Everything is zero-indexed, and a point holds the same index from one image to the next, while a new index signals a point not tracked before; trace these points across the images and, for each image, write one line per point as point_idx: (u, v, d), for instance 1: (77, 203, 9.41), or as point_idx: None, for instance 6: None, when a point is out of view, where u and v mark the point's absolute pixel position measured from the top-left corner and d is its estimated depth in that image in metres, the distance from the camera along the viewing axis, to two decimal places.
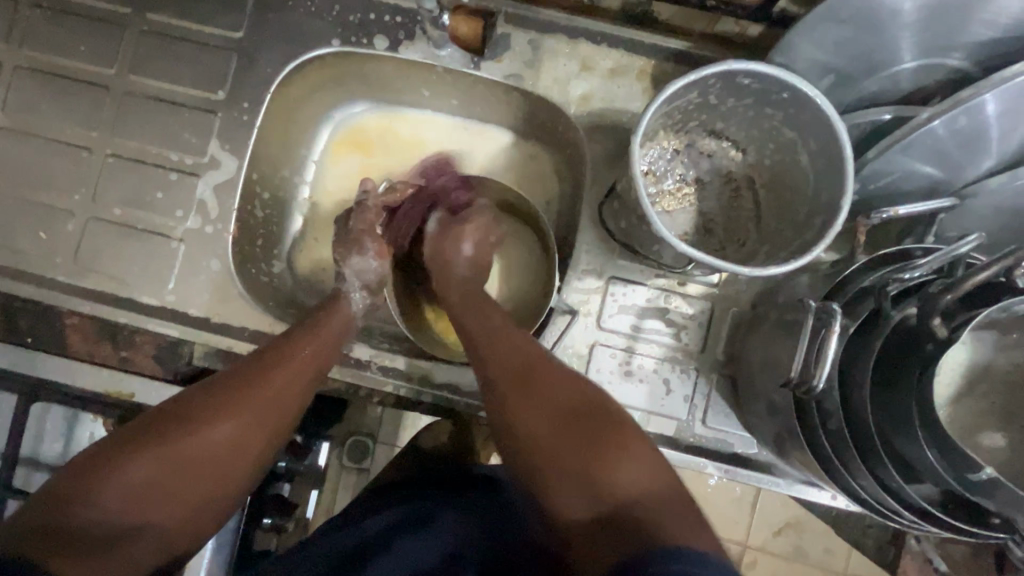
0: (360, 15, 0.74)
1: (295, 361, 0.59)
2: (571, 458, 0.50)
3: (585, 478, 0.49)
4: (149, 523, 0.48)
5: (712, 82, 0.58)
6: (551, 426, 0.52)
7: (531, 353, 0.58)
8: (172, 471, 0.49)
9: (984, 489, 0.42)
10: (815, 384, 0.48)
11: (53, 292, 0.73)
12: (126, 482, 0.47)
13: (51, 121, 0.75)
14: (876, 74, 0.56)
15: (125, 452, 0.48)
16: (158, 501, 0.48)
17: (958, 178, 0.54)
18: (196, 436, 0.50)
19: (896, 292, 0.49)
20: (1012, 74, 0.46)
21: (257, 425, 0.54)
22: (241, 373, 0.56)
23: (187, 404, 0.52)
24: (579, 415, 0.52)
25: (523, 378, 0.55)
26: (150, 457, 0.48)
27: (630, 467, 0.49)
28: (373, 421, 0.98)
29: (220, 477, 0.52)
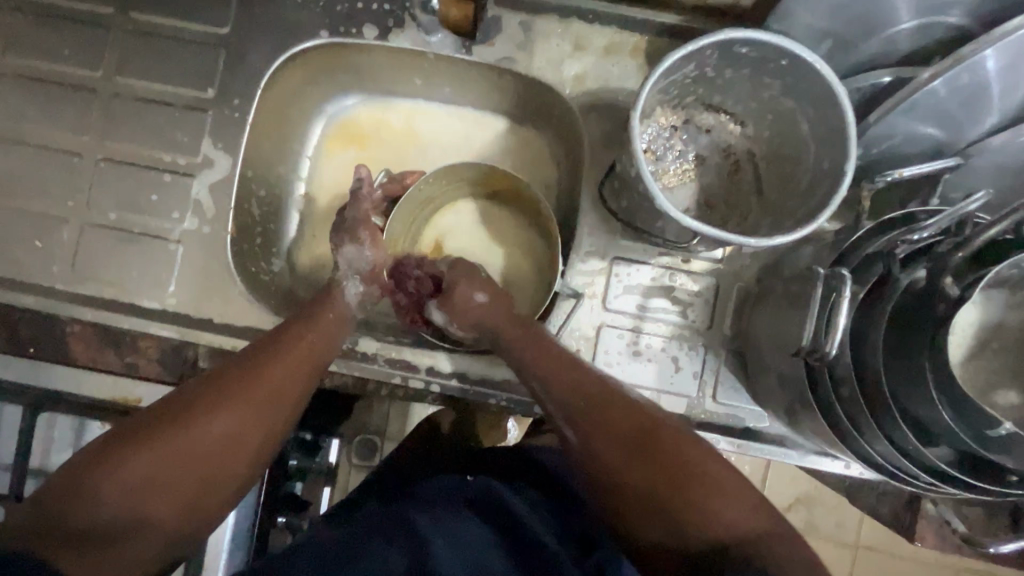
0: (347, 4, 0.72)
1: (289, 354, 0.58)
2: (666, 494, 0.47)
3: (684, 528, 0.46)
4: (149, 521, 0.45)
5: (709, 54, 0.57)
6: (638, 466, 0.48)
7: (598, 386, 0.53)
8: (170, 469, 0.47)
9: (1002, 445, 0.42)
10: (827, 350, 0.48)
11: (52, 301, 0.72)
12: (125, 476, 0.45)
13: (40, 127, 0.74)
14: (874, 37, 0.55)
15: (118, 448, 0.46)
16: (155, 498, 0.46)
17: (960, 138, 0.54)
18: (192, 432, 0.49)
19: (905, 255, 0.48)
20: (1011, 29, 0.46)
21: (255, 418, 0.52)
22: (237, 370, 0.54)
23: (186, 398, 0.51)
24: (668, 452, 0.48)
25: (603, 416, 0.51)
26: (145, 454, 0.46)
27: (722, 505, 0.46)
28: (381, 416, 0.98)
29: (221, 473, 0.50)
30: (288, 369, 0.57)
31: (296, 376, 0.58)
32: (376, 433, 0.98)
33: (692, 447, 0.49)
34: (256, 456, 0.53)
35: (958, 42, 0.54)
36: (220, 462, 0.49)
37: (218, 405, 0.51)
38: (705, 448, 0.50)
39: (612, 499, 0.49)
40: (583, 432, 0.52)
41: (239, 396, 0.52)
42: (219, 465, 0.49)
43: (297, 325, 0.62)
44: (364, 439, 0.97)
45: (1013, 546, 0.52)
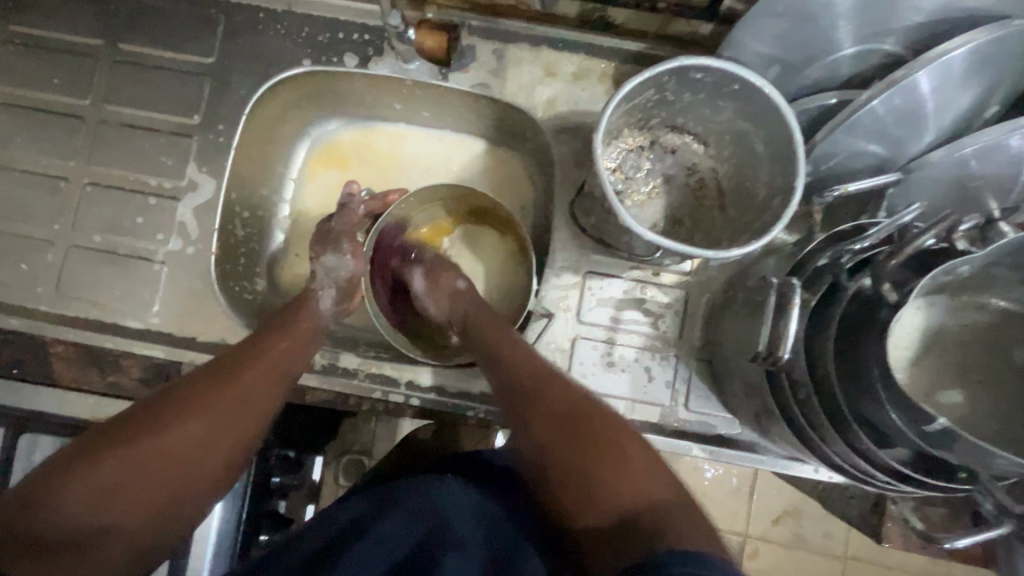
0: (328, 34, 0.76)
1: (260, 361, 0.59)
2: (583, 468, 0.52)
3: (590, 494, 0.51)
4: (110, 524, 0.47)
5: (666, 80, 0.61)
6: (561, 442, 0.54)
7: (536, 374, 0.59)
8: (136, 474, 0.49)
9: (945, 441, 0.44)
10: (780, 354, 0.50)
11: (36, 322, 0.74)
12: (90, 483, 0.47)
13: (26, 153, 0.76)
14: (818, 62, 0.59)
15: (88, 454, 0.48)
16: (120, 501, 0.48)
17: (901, 155, 0.58)
18: (161, 436, 0.50)
19: (851, 264, 0.51)
20: (939, 55, 0.50)
21: (227, 422, 0.54)
22: (207, 376, 0.56)
23: (158, 405, 0.52)
24: (592, 432, 0.53)
25: (540, 404, 0.56)
26: (115, 458, 0.48)
27: (633, 478, 0.50)
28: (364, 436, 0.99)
29: (190, 476, 0.51)
30: (261, 374, 0.58)
31: (269, 381, 0.59)
32: (362, 452, 0.99)
33: (614, 429, 0.54)
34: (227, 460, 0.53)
35: (895, 67, 0.58)
36: (187, 465, 0.51)
37: (188, 411, 0.53)
38: (624, 430, 0.54)
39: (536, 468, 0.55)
40: (524, 416, 0.57)
41: (207, 402, 0.54)
42: (186, 469, 0.51)
43: (273, 331, 0.64)
44: (350, 458, 0.98)
45: (966, 541, 0.53)
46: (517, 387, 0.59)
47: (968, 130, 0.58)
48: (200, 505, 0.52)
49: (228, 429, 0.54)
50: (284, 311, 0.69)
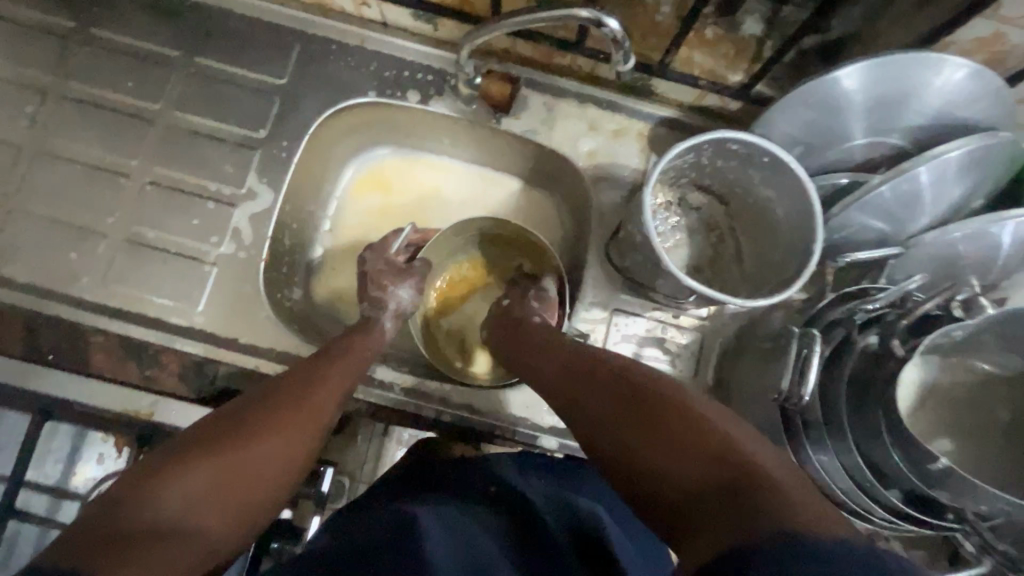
0: (395, 71, 0.83)
1: (325, 383, 0.64)
2: (656, 442, 0.49)
3: (694, 496, 0.45)
4: (200, 527, 0.49)
5: (705, 147, 0.69)
6: (661, 441, 0.49)
7: (635, 376, 0.55)
8: (227, 481, 0.52)
9: (941, 480, 0.51)
10: (801, 396, 0.57)
11: (77, 311, 0.75)
12: (185, 485, 0.49)
13: (91, 148, 0.79)
14: (834, 147, 0.69)
15: (180, 460, 0.50)
16: (212, 506, 0.50)
17: (901, 232, 0.67)
18: (245, 451, 0.54)
19: (862, 321, 0.59)
20: (939, 153, 0.59)
21: (297, 439, 0.59)
22: (279, 395, 0.60)
23: (236, 420, 0.56)
24: (698, 432, 0.47)
25: (625, 413, 0.52)
26: (208, 468, 0.51)
27: (717, 446, 0.46)
28: (356, 458, 0.93)
29: (263, 491, 0.55)
30: (328, 395, 0.64)
31: (330, 404, 0.64)
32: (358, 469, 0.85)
33: (666, 396, 0.51)
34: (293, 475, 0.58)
35: (898, 157, 0.68)
36: (264, 480, 0.55)
37: (269, 428, 0.57)
38: (678, 394, 0.52)
39: (632, 473, 0.50)
40: (579, 404, 0.57)
41: (284, 421, 0.58)
42: (264, 482, 0.55)
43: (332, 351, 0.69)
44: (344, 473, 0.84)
45: None
46: (558, 386, 0.61)
47: (956, 217, 0.68)
48: (263, 520, 0.56)
49: (297, 447, 0.59)
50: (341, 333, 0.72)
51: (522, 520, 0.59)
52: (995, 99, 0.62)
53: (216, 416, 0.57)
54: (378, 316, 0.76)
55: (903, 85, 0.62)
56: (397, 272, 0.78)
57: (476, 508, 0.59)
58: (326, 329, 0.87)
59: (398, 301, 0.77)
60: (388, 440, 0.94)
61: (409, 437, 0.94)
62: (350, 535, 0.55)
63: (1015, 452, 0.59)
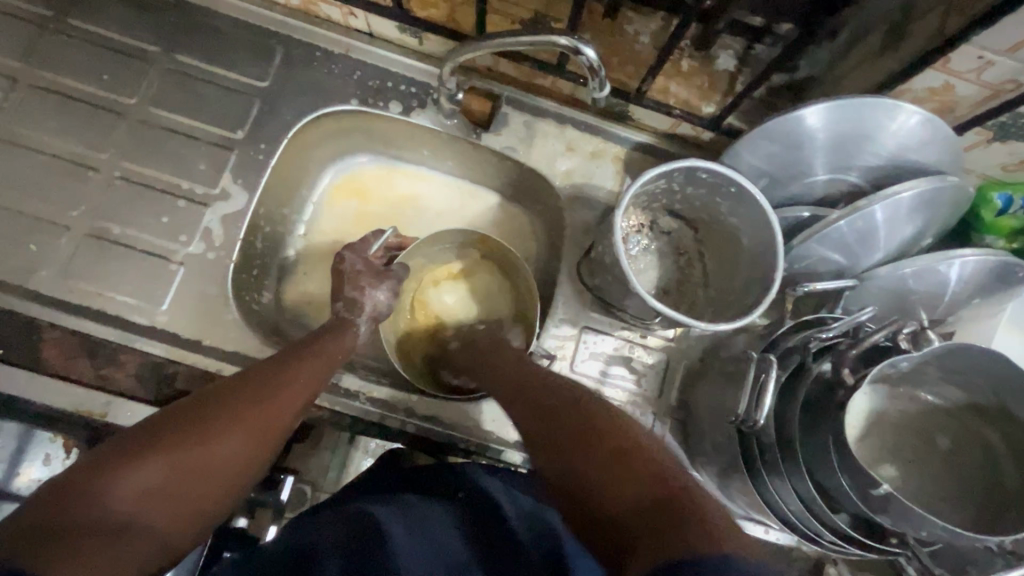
0: (378, 82, 0.84)
1: (294, 383, 0.64)
2: (605, 465, 0.51)
3: (629, 525, 0.47)
4: (148, 525, 0.49)
5: (677, 174, 0.71)
6: (610, 473, 0.50)
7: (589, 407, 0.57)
8: (182, 479, 0.52)
9: (883, 504, 0.53)
10: (757, 419, 0.59)
11: (32, 304, 0.73)
12: (138, 482, 0.49)
13: (59, 139, 0.78)
14: (797, 181, 0.72)
15: (135, 455, 0.50)
16: (163, 505, 0.51)
17: (857, 265, 0.70)
18: (202, 448, 0.54)
19: (817, 348, 0.61)
20: (893, 193, 0.63)
21: (260, 440, 0.59)
22: (245, 391, 0.60)
23: (199, 414, 0.56)
24: (642, 467, 0.50)
25: (582, 440, 0.54)
26: (159, 464, 0.51)
27: (655, 472, 0.49)
28: (319, 466, 0.92)
29: (220, 491, 0.55)
30: (295, 394, 0.64)
31: (298, 404, 0.64)
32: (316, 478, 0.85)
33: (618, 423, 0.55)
34: (252, 476, 0.59)
35: (856, 195, 0.71)
36: (220, 479, 0.55)
37: (231, 425, 0.57)
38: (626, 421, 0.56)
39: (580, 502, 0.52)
40: (533, 426, 0.59)
41: (244, 418, 0.58)
42: (223, 482, 0.55)
43: (304, 348, 0.68)
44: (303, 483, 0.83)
45: None
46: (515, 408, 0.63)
47: (907, 253, 0.72)
48: (218, 518, 0.57)
49: (260, 446, 0.59)
50: (310, 333, 0.72)
51: (488, 528, 0.59)
52: (946, 145, 0.65)
53: (180, 405, 0.57)
54: (347, 324, 0.75)
55: (861, 126, 0.65)
56: (375, 273, 0.78)
57: (445, 518, 0.60)
58: (293, 333, 0.86)
59: (373, 303, 0.77)
60: (355, 449, 0.94)
61: (375, 447, 0.94)
62: (314, 533, 0.57)
63: (955, 479, 0.62)
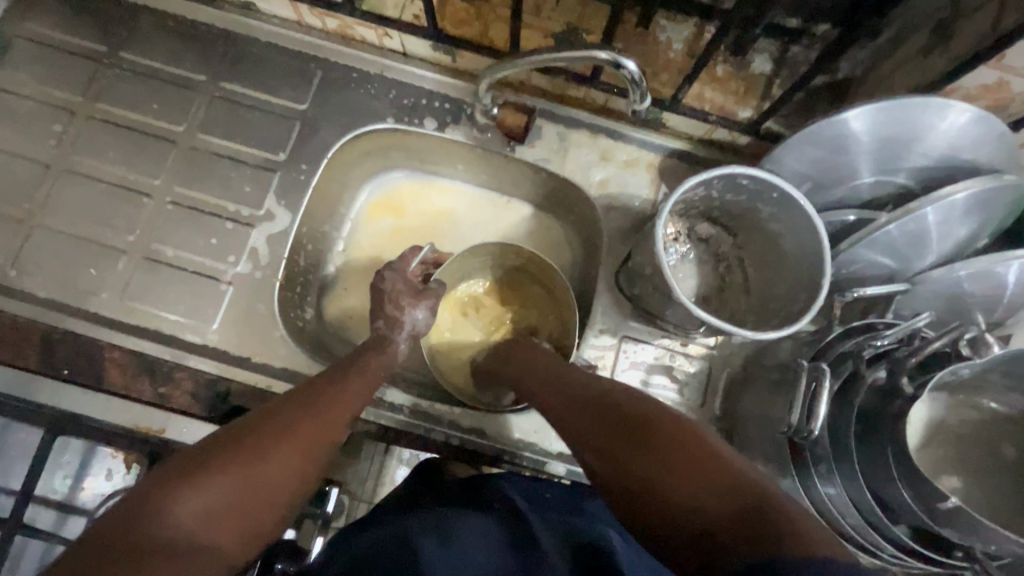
0: (414, 99, 0.85)
1: (339, 403, 0.66)
2: (643, 464, 0.51)
3: (708, 526, 0.45)
4: (216, 545, 0.49)
5: (716, 182, 0.71)
6: (669, 473, 0.49)
7: (644, 409, 0.55)
8: (241, 498, 0.52)
9: (949, 516, 0.51)
10: (810, 430, 0.58)
11: (94, 326, 0.76)
12: (203, 500, 0.50)
13: (115, 167, 0.81)
14: (842, 184, 0.70)
15: (194, 474, 0.51)
16: (225, 523, 0.51)
17: (908, 268, 0.69)
18: (257, 466, 0.55)
19: (870, 356, 0.59)
20: (946, 194, 0.61)
21: (308, 455, 0.59)
22: (294, 410, 0.61)
23: (251, 430, 0.57)
24: (721, 478, 0.47)
25: (637, 439, 0.53)
26: (222, 482, 0.52)
27: (699, 479, 0.48)
28: (357, 475, 0.94)
29: (272, 508, 0.55)
30: (338, 410, 0.65)
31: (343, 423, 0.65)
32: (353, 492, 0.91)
33: (662, 418, 0.54)
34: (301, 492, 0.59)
35: (905, 196, 0.69)
36: (274, 497, 0.55)
37: (281, 441, 0.58)
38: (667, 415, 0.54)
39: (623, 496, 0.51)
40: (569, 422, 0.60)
41: (297, 437, 0.59)
42: (276, 498, 0.56)
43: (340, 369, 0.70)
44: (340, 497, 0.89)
45: None
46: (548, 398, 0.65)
47: (961, 255, 0.69)
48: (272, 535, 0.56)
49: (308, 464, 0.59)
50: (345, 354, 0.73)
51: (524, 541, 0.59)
52: (999, 143, 0.63)
53: (232, 423, 0.58)
54: (391, 337, 0.77)
55: (910, 127, 0.63)
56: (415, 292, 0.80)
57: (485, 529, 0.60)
58: (336, 348, 0.88)
59: (412, 321, 0.79)
60: (389, 458, 0.96)
61: (410, 457, 0.96)
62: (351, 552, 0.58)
63: (1022, 490, 0.60)
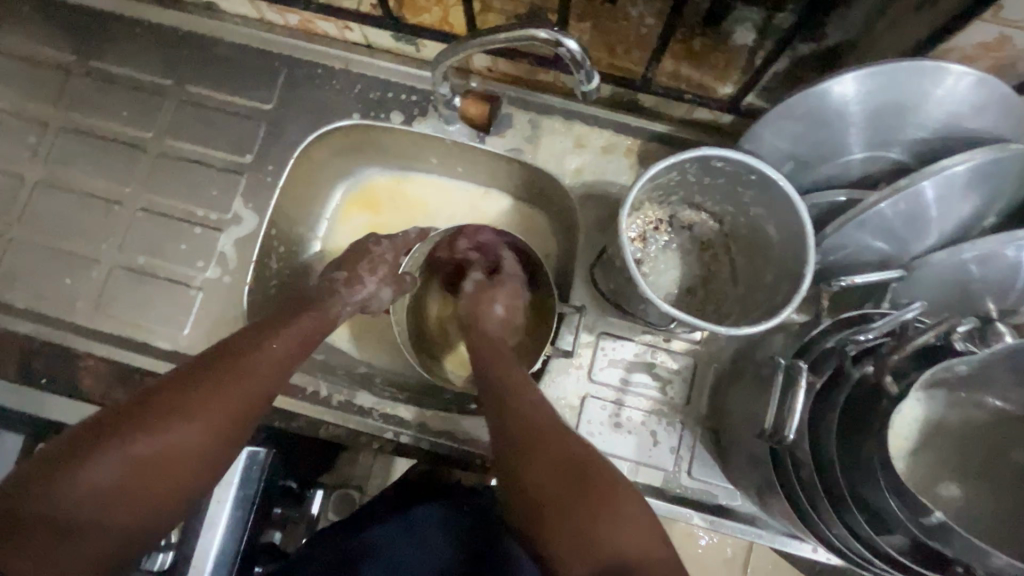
0: (379, 93, 0.83)
1: (259, 369, 0.58)
2: (574, 514, 0.50)
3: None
4: (110, 525, 0.46)
5: (690, 165, 0.65)
6: (587, 522, 0.50)
7: (582, 454, 0.54)
8: (145, 473, 0.48)
9: (938, 532, 0.46)
10: (786, 434, 0.53)
11: (69, 334, 0.77)
12: (95, 478, 0.46)
13: (86, 176, 0.82)
14: (831, 161, 0.64)
15: (89, 448, 0.47)
16: (124, 505, 0.47)
17: (905, 252, 0.62)
18: (169, 432, 0.50)
19: (855, 352, 0.54)
20: (942, 168, 0.54)
21: (230, 421, 0.54)
22: (209, 379, 0.54)
23: (173, 389, 0.52)
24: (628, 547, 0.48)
25: (565, 472, 0.53)
26: (117, 459, 0.47)
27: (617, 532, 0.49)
28: (364, 470, 0.96)
29: (189, 474, 0.51)
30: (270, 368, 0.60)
31: (266, 389, 0.58)
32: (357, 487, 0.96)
33: (612, 481, 0.52)
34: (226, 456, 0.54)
35: (900, 173, 0.63)
36: (193, 463, 0.51)
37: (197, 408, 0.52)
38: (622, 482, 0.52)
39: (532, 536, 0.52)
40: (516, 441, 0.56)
41: (207, 408, 0.52)
42: (195, 467, 0.51)
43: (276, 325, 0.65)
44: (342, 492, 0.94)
45: None
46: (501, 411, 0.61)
47: (967, 235, 0.63)
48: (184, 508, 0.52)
49: (230, 424, 0.54)
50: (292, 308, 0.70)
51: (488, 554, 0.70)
52: (1005, 107, 0.56)
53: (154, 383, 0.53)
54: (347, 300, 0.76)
55: (901, 94, 0.57)
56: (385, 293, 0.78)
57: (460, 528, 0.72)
58: None
59: None
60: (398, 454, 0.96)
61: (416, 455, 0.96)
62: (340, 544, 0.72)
63: None
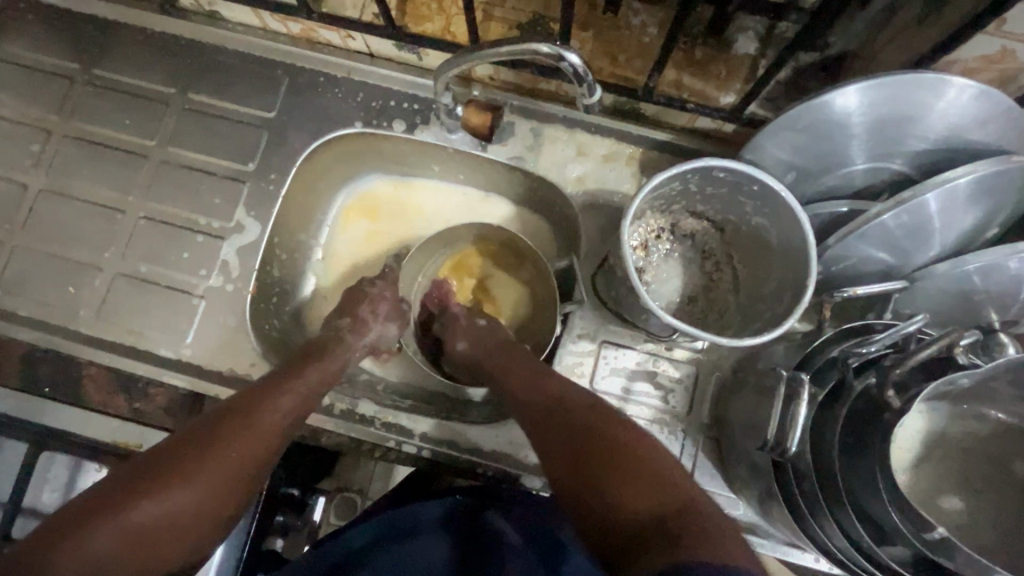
0: (381, 101, 0.83)
1: (263, 425, 0.59)
2: (597, 467, 0.51)
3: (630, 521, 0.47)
4: None
5: (692, 175, 0.66)
6: (613, 470, 0.50)
7: (602, 417, 0.56)
8: (135, 544, 0.48)
9: (939, 548, 0.46)
10: (788, 447, 0.53)
11: (72, 343, 0.78)
12: (88, 551, 0.46)
13: (89, 185, 0.82)
14: (833, 172, 0.64)
15: (77, 525, 0.47)
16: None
17: (908, 263, 0.62)
18: (160, 500, 0.50)
19: (858, 364, 0.54)
20: (945, 180, 0.54)
21: (224, 487, 0.54)
22: (210, 438, 0.55)
23: (168, 453, 0.53)
24: (657, 477, 0.49)
25: (580, 430, 0.55)
26: (108, 532, 0.47)
27: (641, 471, 0.50)
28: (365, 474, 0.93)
29: (176, 545, 0.51)
30: (273, 422, 0.60)
31: (268, 446, 0.58)
32: (358, 493, 0.92)
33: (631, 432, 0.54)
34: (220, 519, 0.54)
35: (902, 183, 0.63)
36: (181, 533, 0.51)
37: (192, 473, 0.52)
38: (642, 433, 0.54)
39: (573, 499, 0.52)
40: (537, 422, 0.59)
41: (203, 474, 0.52)
42: (184, 535, 0.51)
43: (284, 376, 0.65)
44: (344, 498, 0.91)
45: None
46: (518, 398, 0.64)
47: (969, 246, 0.63)
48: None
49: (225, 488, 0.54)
50: (304, 354, 0.71)
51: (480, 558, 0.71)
52: (1008, 120, 0.56)
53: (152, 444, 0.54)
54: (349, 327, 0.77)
55: (902, 107, 0.57)
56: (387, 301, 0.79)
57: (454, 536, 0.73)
58: None
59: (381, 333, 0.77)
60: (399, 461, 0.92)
61: None
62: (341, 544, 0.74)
63: None
